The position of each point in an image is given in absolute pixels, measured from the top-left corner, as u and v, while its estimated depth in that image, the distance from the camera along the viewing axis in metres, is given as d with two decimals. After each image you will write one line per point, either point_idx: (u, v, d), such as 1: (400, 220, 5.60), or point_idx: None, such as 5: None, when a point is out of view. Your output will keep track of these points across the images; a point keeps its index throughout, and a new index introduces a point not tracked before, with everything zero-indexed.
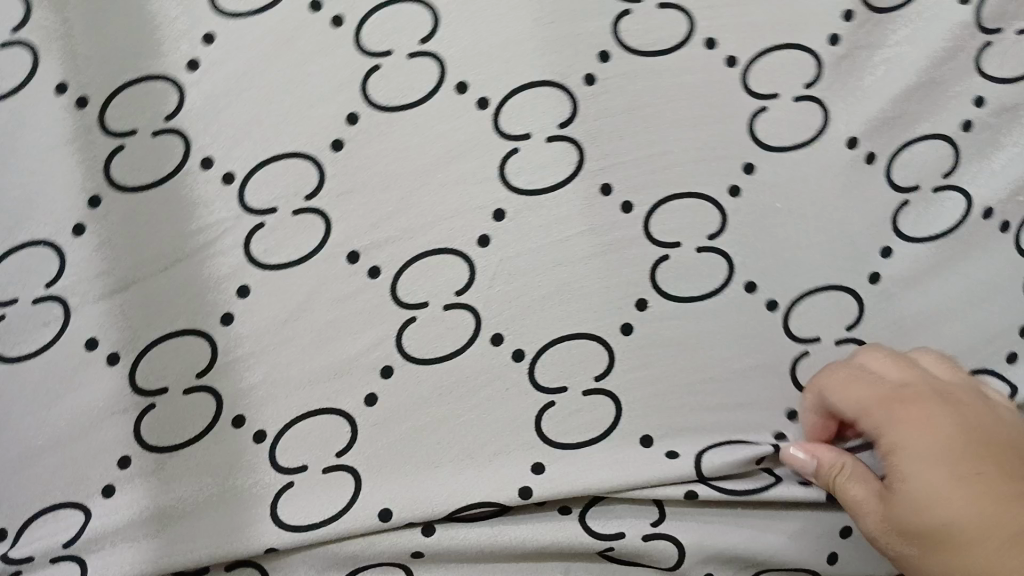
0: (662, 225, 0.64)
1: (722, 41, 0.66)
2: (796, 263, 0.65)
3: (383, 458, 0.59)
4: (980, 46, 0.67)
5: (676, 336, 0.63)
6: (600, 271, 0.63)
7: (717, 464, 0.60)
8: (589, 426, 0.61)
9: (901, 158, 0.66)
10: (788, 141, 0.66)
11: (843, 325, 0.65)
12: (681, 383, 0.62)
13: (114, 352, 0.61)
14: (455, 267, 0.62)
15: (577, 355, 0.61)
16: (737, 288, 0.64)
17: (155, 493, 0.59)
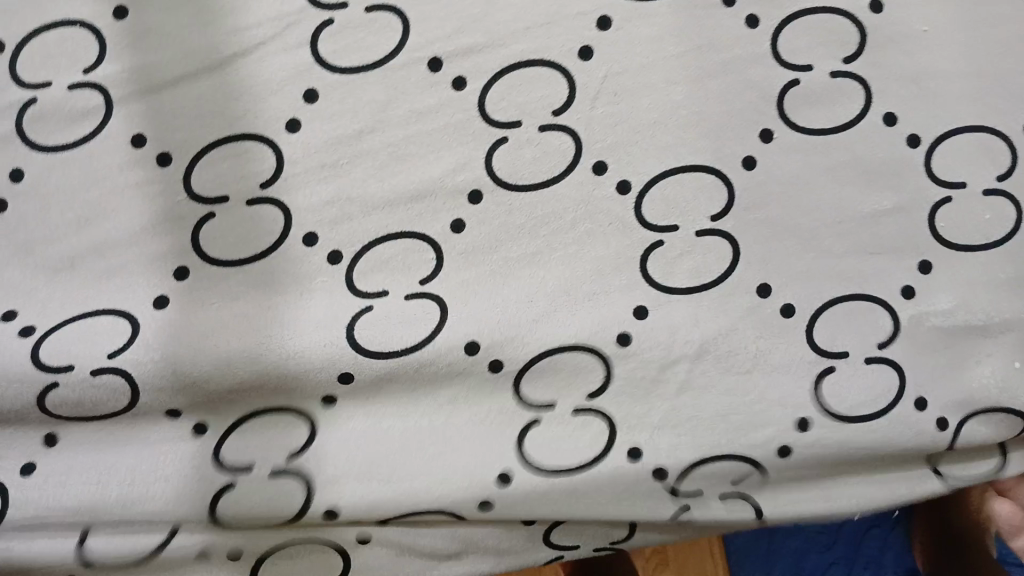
0: (793, 43, 0.56)
1: None
2: (941, 103, 0.56)
3: (472, 287, 0.53)
4: None
5: (799, 175, 0.55)
6: (715, 95, 0.55)
7: (826, 330, 0.54)
8: (701, 271, 0.54)
9: None
10: None
11: (993, 174, 0.56)
12: (804, 229, 0.55)
13: (165, 152, 0.53)
14: (559, 81, 0.55)
15: (692, 190, 0.54)
16: (875, 120, 0.56)
17: (215, 304, 0.51)
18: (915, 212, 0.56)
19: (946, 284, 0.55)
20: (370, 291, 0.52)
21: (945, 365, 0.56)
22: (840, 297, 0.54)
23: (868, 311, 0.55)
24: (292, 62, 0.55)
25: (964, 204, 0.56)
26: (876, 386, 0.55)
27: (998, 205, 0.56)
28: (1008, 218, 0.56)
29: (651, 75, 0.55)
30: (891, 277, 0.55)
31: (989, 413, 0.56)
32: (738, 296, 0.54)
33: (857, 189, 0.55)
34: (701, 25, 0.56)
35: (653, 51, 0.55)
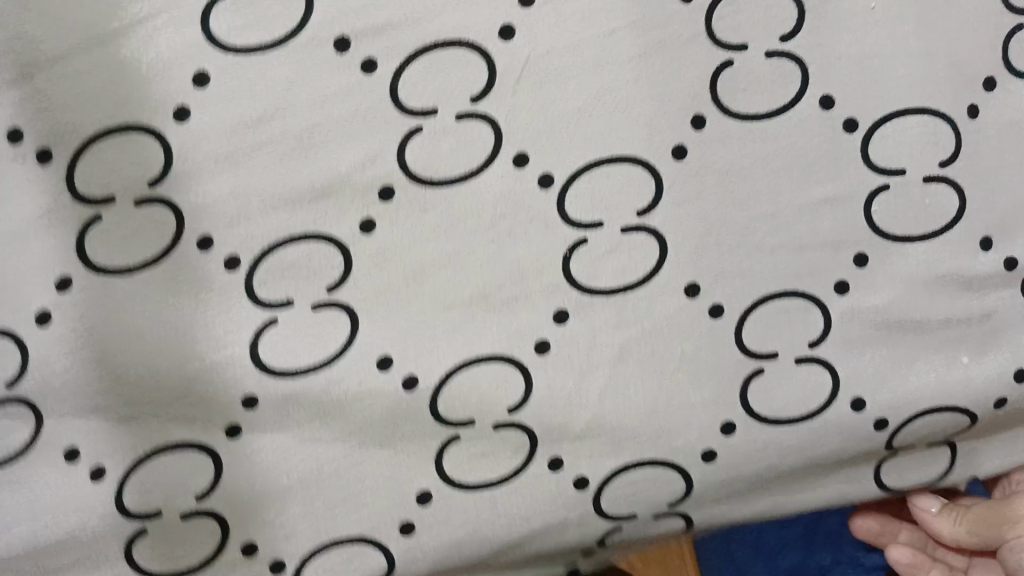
0: (731, 20, 0.52)
1: None
2: (882, 86, 0.53)
3: (385, 293, 0.51)
4: None
5: (732, 165, 0.52)
6: (646, 79, 0.51)
7: (756, 331, 0.53)
8: (627, 269, 0.52)
9: None
10: None
11: (937, 160, 0.54)
12: (739, 221, 0.52)
13: (43, 149, 0.48)
14: (477, 64, 0.50)
15: (617, 183, 0.51)
16: (810, 104, 0.53)
17: (106, 315, 0.49)
18: (851, 202, 0.53)
19: (883, 276, 0.54)
20: (275, 300, 0.50)
21: (884, 357, 0.55)
22: (771, 296, 0.53)
23: (802, 311, 0.54)
24: (178, 46, 0.48)
25: (903, 191, 0.54)
26: (809, 390, 0.55)
27: (940, 194, 0.54)
28: (948, 208, 0.54)
29: (578, 58, 0.51)
30: (823, 271, 0.53)
31: (939, 414, 0.57)
32: (662, 297, 0.52)
33: (798, 179, 0.53)
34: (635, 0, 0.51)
35: (582, 30, 0.51)
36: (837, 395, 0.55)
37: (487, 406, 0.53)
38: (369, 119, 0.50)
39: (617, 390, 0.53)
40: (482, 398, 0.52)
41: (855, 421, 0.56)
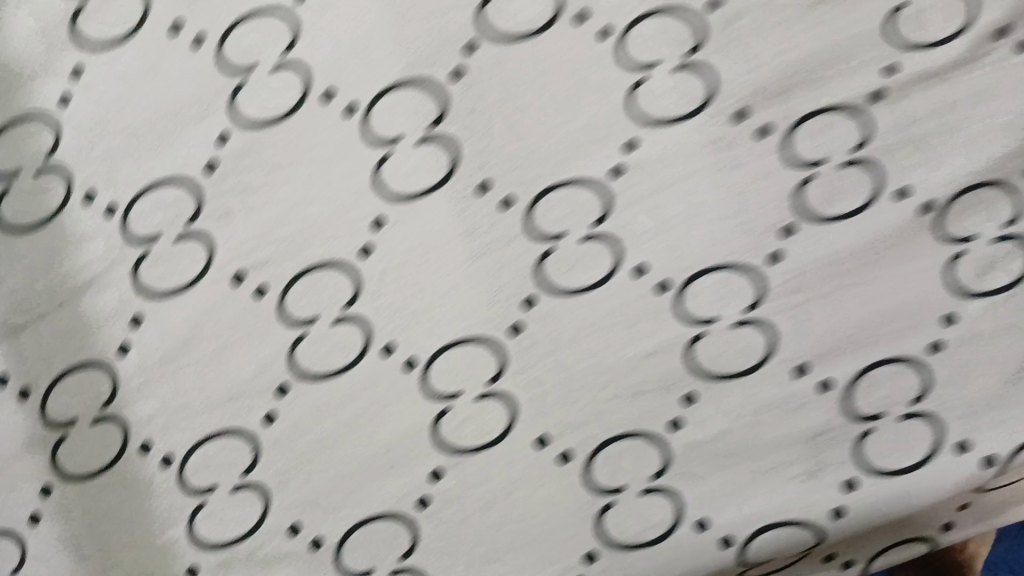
0: (546, 217, 0.59)
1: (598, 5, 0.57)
2: (690, 252, 0.58)
3: (288, 473, 0.63)
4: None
5: (561, 337, 0.60)
6: (476, 277, 0.61)
7: (603, 465, 0.61)
8: (487, 430, 0.61)
9: (816, 124, 0.56)
10: (674, 116, 0.57)
11: (741, 306, 0.58)
12: (570, 382, 0.61)
13: (23, 389, 0.65)
14: (341, 280, 0.62)
15: (460, 361, 0.61)
16: (625, 275, 0.59)
17: (69, 513, 0.65)
18: (670, 353, 0.59)
19: (711, 415, 0.60)
20: (204, 484, 0.64)
21: (729, 484, 0.60)
22: (609, 438, 0.61)
23: (642, 447, 0.60)
24: (116, 296, 0.64)
25: (715, 339, 0.59)
26: (654, 509, 0.61)
27: (751, 333, 0.58)
28: (761, 344, 0.58)
29: (421, 260, 0.61)
30: (651, 414, 0.60)
31: (782, 528, 0.60)
32: (512, 454, 0.62)
33: (617, 336, 0.60)
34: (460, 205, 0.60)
35: (420, 244, 0.61)
36: (684, 522, 0.61)
37: (377, 557, 0.63)
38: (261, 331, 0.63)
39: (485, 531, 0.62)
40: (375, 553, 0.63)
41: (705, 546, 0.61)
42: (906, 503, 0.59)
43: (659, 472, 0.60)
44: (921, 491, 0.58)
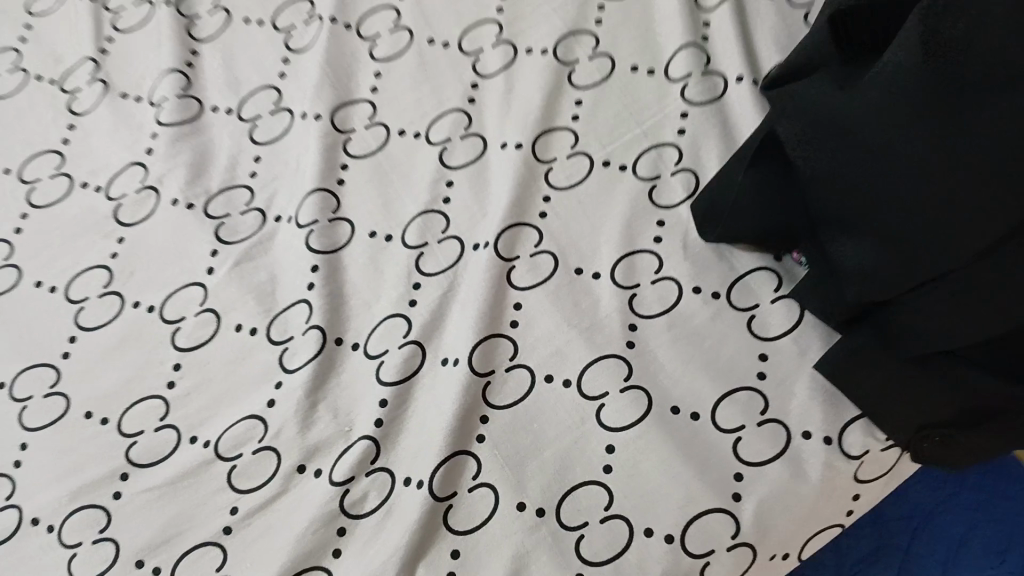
0: (165, 295, 0.70)
1: (159, 146, 0.75)
2: (291, 278, 0.69)
3: (31, 471, 0.66)
4: (277, 77, 0.77)
5: (236, 355, 0.67)
6: (142, 354, 0.68)
7: (279, 334, 0.67)
8: (283, 326, 0.67)
9: (328, 155, 0.72)
10: (238, 236, 0.71)
11: (316, 221, 0.70)
12: (248, 362, 0.67)
13: None
14: (50, 375, 0.69)
15: (194, 321, 0.69)
16: (264, 330, 0.68)
17: None
18: (300, 301, 0.68)
19: (367, 322, 0.67)
20: (26, 424, 0.68)
21: (429, 344, 0.65)
22: (278, 312, 0.68)
23: (297, 310, 0.67)
24: None
25: (323, 279, 0.68)
26: (296, 355, 0.66)
27: (348, 281, 0.68)
28: (354, 286, 0.68)
29: (156, 253, 0.71)
30: (302, 341, 0.66)
31: (481, 348, 0.64)
32: (221, 385, 0.67)
33: (287, 361, 0.66)
34: (170, 198, 0.73)
35: (103, 347, 0.69)
36: (402, 385, 0.64)
37: (73, 522, 0.63)
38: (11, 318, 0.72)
39: (152, 446, 0.65)
40: (142, 431, 0.66)
41: (439, 403, 0.63)
42: (574, 343, 0.64)
43: (319, 326, 0.66)
44: (434, 431, 0.62)
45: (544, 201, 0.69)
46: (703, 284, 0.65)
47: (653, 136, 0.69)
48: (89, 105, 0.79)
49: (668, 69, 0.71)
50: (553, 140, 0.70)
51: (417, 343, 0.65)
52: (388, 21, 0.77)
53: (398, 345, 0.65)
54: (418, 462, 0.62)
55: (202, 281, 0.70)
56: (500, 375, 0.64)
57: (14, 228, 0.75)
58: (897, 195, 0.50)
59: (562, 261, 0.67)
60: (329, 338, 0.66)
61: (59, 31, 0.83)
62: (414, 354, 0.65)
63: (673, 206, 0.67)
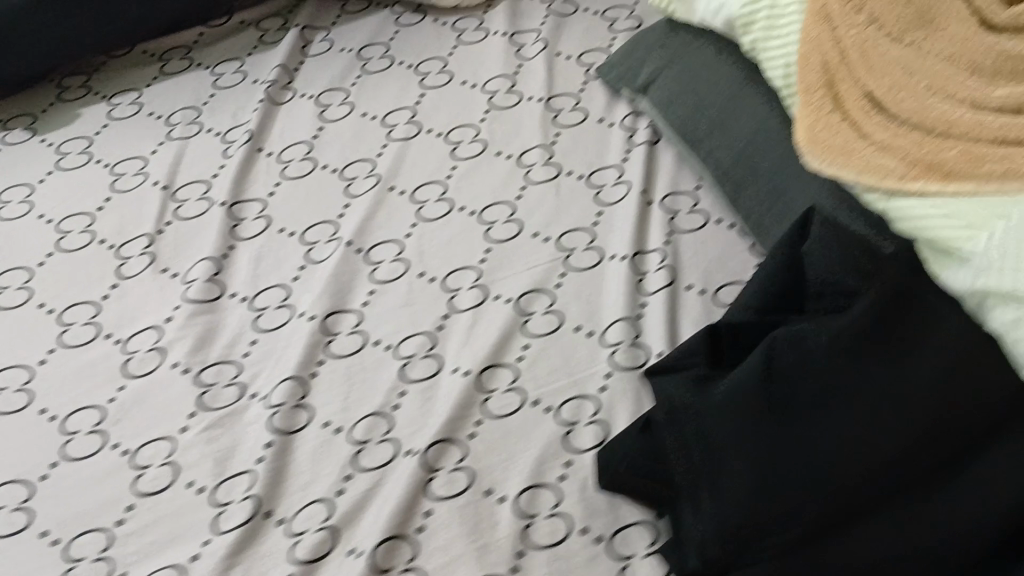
0: (142, 442, 0.82)
1: (178, 317, 0.91)
2: (247, 450, 0.80)
3: None
4: (290, 280, 0.93)
5: (182, 507, 0.78)
6: (107, 489, 0.79)
7: (222, 497, 0.78)
8: (227, 491, 0.78)
9: (311, 351, 0.86)
10: (218, 406, 0.84)
11: (284, 404, 0.82)
12: (189, 515, 0.77)
13: None
14: (23, 490, 0.80)
15: (158, 471, 0.80)
16: (210, 491, 0.78)
17: None
18: (248, 471, 0.79)
19: (296, 501, 0.77)
20: None
21: (342, 531, 0.74)
22: (227, 478, 0.79)
23: (242, 480, 0.78)
24: None
25: (273, 456, 0.79)
26: (230, 518, 0.76)
27: (293, 462, 0.79)
28: (296, 466, 0.79)
29: (148, 405, 0.85)
30: (239, 507, 0.77)
31: (385, 544, 0.73)
32: (162, 530, 0.76)
33: (221, 522, 0.76)
34: (171, 362, 0.88)
35: (77, 475, 0.80)
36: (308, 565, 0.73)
37: None
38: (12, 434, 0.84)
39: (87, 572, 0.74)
40: (83, 557, 0.75)
41: None
42: (466, 557, 0.72)
43: (253, 499, 0.77)
44: None
45: (476, 424, 0.80)
46: (591, 525, 0.73)
47: (579, 389, 0.82)
48: (136, 272, 0.96)
49: (605, 336, 0.85)
50: (497, 374, 0.83)
51: (331, 529, 0.74)
52: (392, 253, 0.94)
53: (315, 528, 0.75)
54: None
55: (174, 437, 0.82)
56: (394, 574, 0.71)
57: (38, 360, 0.89)
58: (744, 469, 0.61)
59: (476, 481, 0.76)
60: (261, 508, 0.76)
61: (132, 208, 1.03)
62: (325, 539, 0.74)
63: (582, 452, 0.78)
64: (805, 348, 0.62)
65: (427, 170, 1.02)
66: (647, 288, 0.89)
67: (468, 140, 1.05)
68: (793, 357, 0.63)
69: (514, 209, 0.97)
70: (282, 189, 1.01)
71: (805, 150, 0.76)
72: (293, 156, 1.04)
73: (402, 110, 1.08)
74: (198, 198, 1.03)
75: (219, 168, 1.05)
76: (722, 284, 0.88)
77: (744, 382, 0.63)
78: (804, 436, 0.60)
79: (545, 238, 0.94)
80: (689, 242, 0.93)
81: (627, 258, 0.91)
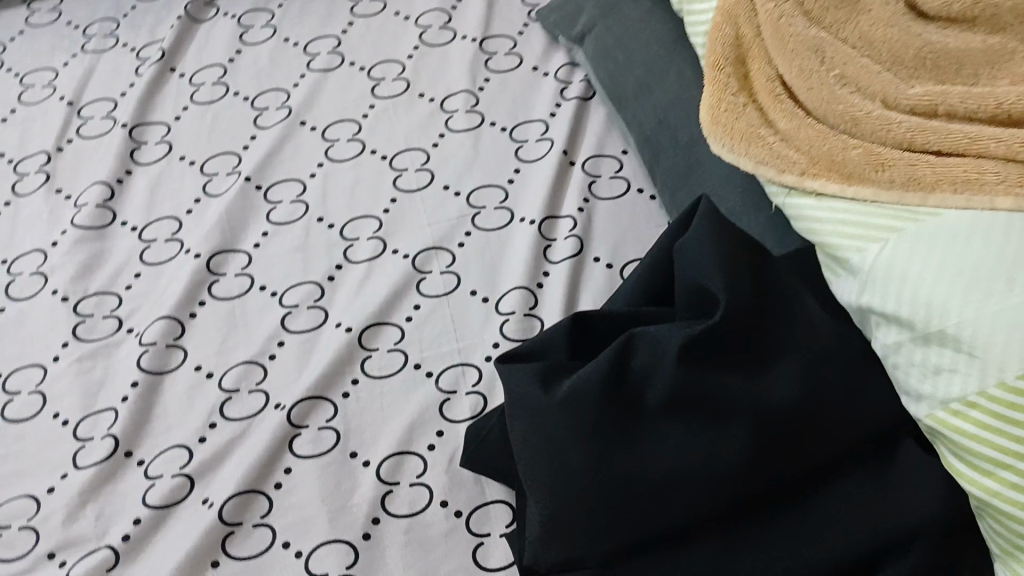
0: (12, 369, 0.79)
1: (64, 241, 0.87)
2: (116, 386, 0.77)
3: None
4: (184, 213, 0.89)
5: (41, 439, 0.74)
6: None
7: (85, 431, 0.74)
8: (91, 425, 0.75)
9: (194, 290, 0.83)
10: (95, 336, 0.81)
11: (159, 342, 0.80)
12: (49, 446, 0.74)
13: None
14: None
15: (25, 398, 0.77)
16: (71, 425, 0.75)
17: None
18: (113, 408, 0.76)
19: (159, 443, 0.74)
20: None
21: (201, 480, 0.72)
22: (92, 412, 0.76)
23: (107, 416, 0.75)
24: None
25: (140, 396, 0.76)
26: (87, 455, 0.73)
27: (161, 403, 0.77)
28: (164, 408, 0.76)
29: (22, 332, 0.81)
30: (98, 444, 0.74)
31: (239, 497, 0.71)
32: (21, 460, 0.73)
33: (79, 457, 0.73)
34: (51, 289, 0.84)
35: None
36: (163, 510, 0.70)
37: None
38: None
39: None
40: None
41: (189, 533, 0.69)
42: (320, 518, 0.70)
43: (113, 438, 0.74)
44: (169, 558, 0.67)
45: (352, 382, 0.78)
46: (452, 500, 0.71)
47: (463, 354, 0.79)
48: (30, 189, 0.93)
49: (499, 303, 0.81)
50: (383, 331, 0.81)
51: (188, 477, 0.72)
52: (292, 192, 0.91)
53: (172, 474, 0.72)
54: None
55: (45, 365, 0.79)
56: (245, 529, 0.70)
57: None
58: (583, 471, 0.58)
59: (342, 442, 0.74)
60: (121, 448, 0.73)
61: (35, 122, 1.00)
62: (180, 486, 0.71)
63: (456, 421, 0.75)
64: (659, 355, 0.60)
65: (343, 106, 0.98)
66: (552, 257, 0.84)
67: (390, 78, 1.00)
68: (646, 364, 0.60)
69: (427, 157, 0.93)
70: (190, 113, 0.98)
71: (709, 133, 0.72)
72: (205, 80, 1.02)
73: (325, 39, 1.05)
74: (102, 116, 0.99)
75: (129, 84, 1.02)
76: (629, 259, 0.83)
77: (590, 384, 0.60)
78: (649, 450, 0.58)
79: (456, 192, 0.90)
80: (605, 210, 0.87)
81: (537, 222, 0.86)
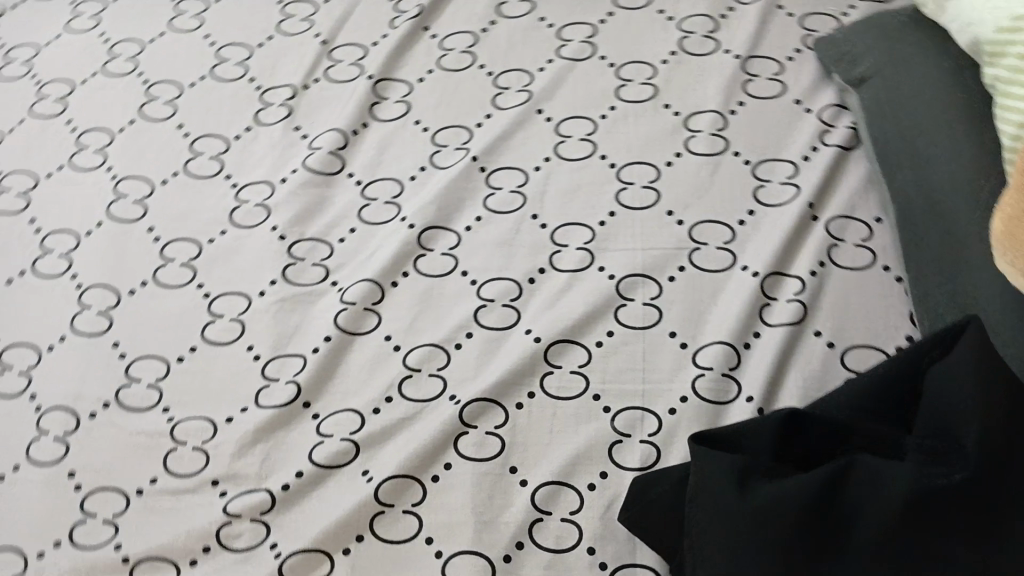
0: (220, 291, 0.83)
1: (293, 179, 0.90)
2: (309, 336, 0.80)
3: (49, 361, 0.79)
4: (407, 179, 0.90)
5: (233, 368, 0.78)
6: (178, 324, 0.81)
7: (271, 372, 0.77)
8: (278, 368, 0.78)
9: (399, 260, 0.84)
10: (300, 282, 0.83)
11: (357, 303, 0.81)
12: (237, 377, 0.77)
13: None
14: (107, 295, 0.83)
15: (225, 323, 0.81)
16: (262, 362, 0.78)
17: None
18: (301, 357, 0.78)
19: (334, 403, 0.76)
20: (78, 328, 0.81)
21: (365, 451, 0.73)
22: (281, 355, 0.79)
23: (294, 363, 0.78)
24: None
25: (327, 351, 0.78)
26: (269, 396, 0.76)
27: (344, 364, 0.78)
28: (346, 370, 0.78)
29: (238, 258, 0.85)
30: (280, 389, 0.76)
31: (395, 480, 0.71)
32: (211, 382, 0.77)
33: (262, 396, 0.76)
34: (272, 224, 0.87)
35: (158, 301, 0.82)
36: (323, 471, 0.72)
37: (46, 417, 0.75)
38: (118, 242, 0.87)
39: (136, 396, 0.76)
40: (139, 381, 0.77)
41: (341, 502, 0.70)
42: (468, 526, 0.69)
43: (295, 387, 0.76)
44: (319, 520, 0.69)
45: (528, 395, 0.76)
46: (600, 549, 0.67)
47: (647, 397, 0.75)
48: (273, 119, 0.97)
49: (697, 353, 0.76)
50: (570, 349, 0.78)
51: (354, 444, 0.73)
52: (513, 181, 0.89)
53: (340, 437, 0.73)
54: (293, 536, 0.68)
55: (249, 296, 0.83)
56: (394, 512, 0.70)
57: (162, 180, 0.92)
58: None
59: (505, 454, 0.73)
60: (300, 398, 0.76)
61: (290, 52, 1.03)
62: (345, 451, 0.72)
63: (623, 467, 0.71)
64: (880, 493, 0.53)
65: (584, 102, 0.94)
66: (767, 318, 0.77)
67: (638, 81, 0.96)
68: (863, 498, 0.54)
69: (657, 174, 0.88)
70: (434, 76, 0.98)
71: (998, 244, 0.62)
72: (456, 45, 1.01)
73: (581, 26, 1.02)
74: (352, 62, 1.01)
75: (383, 35, 1.04)
76: (853, 343, 0.75)
77: (793, 499, 0.55)
78: None
79: (678, 221, 0.85)
80: (840, 278, 0.79)
81: (760, 275, 0.80)
